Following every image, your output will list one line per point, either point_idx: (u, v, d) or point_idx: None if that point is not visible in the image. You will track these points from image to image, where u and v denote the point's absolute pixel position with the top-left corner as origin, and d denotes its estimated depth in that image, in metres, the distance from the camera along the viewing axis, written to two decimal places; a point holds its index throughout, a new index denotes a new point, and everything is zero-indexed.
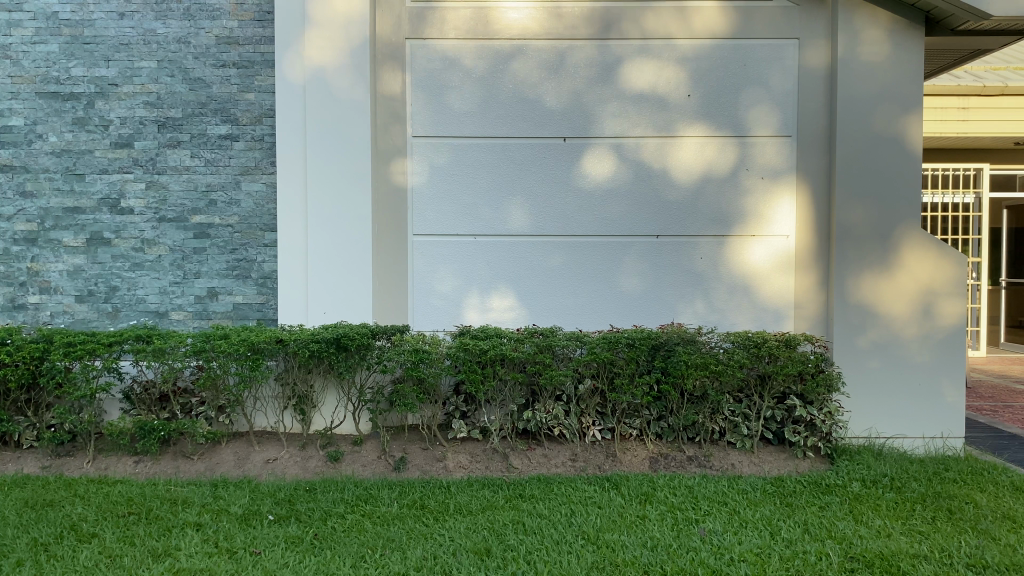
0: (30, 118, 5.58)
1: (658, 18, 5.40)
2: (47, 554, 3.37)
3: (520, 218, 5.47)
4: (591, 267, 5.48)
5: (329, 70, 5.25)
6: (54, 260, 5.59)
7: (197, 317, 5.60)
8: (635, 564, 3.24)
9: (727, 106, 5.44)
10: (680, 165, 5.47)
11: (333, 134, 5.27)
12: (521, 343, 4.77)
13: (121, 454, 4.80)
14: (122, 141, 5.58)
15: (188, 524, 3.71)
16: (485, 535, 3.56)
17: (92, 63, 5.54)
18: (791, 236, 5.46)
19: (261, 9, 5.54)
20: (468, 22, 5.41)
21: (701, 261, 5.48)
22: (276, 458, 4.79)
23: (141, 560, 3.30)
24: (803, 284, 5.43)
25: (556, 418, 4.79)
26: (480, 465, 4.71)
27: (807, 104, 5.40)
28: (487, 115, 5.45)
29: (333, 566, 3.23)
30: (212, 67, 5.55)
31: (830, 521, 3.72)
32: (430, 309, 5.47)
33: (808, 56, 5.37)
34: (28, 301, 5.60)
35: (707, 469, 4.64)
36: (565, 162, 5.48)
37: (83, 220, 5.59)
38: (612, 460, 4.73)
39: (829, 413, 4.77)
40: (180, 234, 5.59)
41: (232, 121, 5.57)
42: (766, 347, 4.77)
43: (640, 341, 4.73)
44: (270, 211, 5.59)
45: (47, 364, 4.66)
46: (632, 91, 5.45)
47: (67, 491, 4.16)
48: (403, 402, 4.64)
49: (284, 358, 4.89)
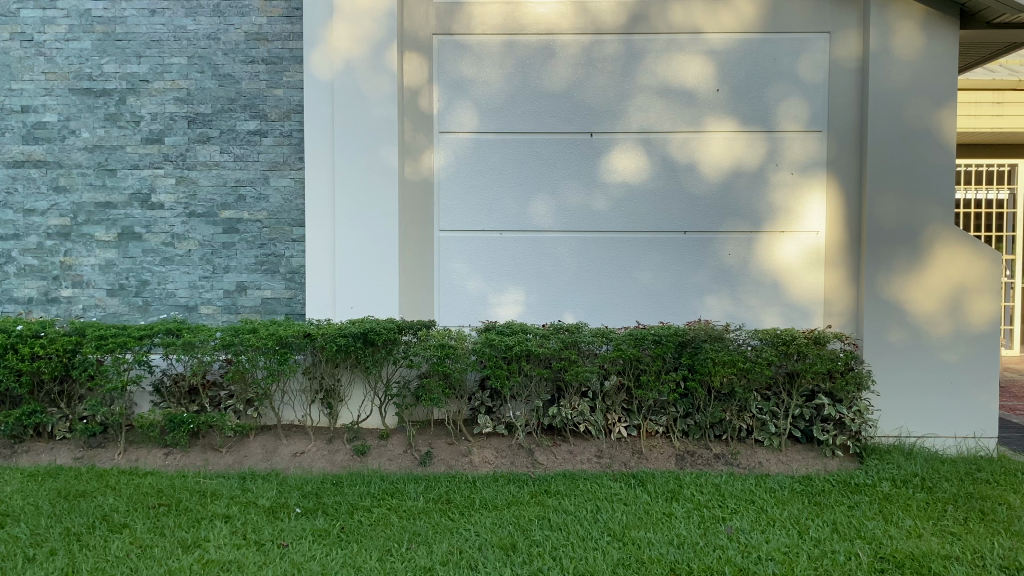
0: (64, 114, 5.66)
1: (686, 12, 5.36)
2: (80, 543, 3.42)
3: (546, 214, 5.47)
4: (617, 263, 5.46)
5: (355, 67, 5.26)
6: (87, 254, 5.68)
7: (226, 311, 5.66)
8: (661, 561, 3.22)
9: (756, 100, 5.39)
10: (709, 160, 5.43)
11: (359, 130, 5.28)
12: (547, 339, 4.77)
13: (151, 446, 4.86)
14: (152, 137, 5.64)
15: (217, 516, 3.74)
16: (511, 530, 3.56)
17: (124, 60, 5.61)
18: (821, 232, 5.39)
19: (289, 6, 5.56)
20: (497, 18, 5.41)
21: (729, 257, 5.44)
22: (303, 452, 4.82)
23: (171, 551, 3.33)
24: (832, 280, 5.38)
25: (582, 414, 4.78)
26: (505, 460, 4.72)
27: (839, 98, 5.33)
28: (515, 111, 5.45)
29: (359, 559, 3.25)
30: (242, 63, 5.59)
31: (859, 521, 3.69)
32: (456, 304, 5.50)
33: (838, 50, 5.30)
34: (62, 295, 5.69)
35: (734, 468, 4.61)
36: (591, 159, 5.46)
37: (115, 215, 5.67)
38: (638, 457, 4.71)
39: (858, 411, 4.73)
40: (209, 229, 5.64)
41: (261, 116, 5.61)
42: (794, 344, 4.69)
43: (667, 337, 4.72)
44: (298, 207, 5.62)
45: (79, 358, 4.72)
46: (661, 86, 5.42)
47: (99, 481, 4.23)
48: (428, 397, 4.73)
49: (311, 353, 4.91)
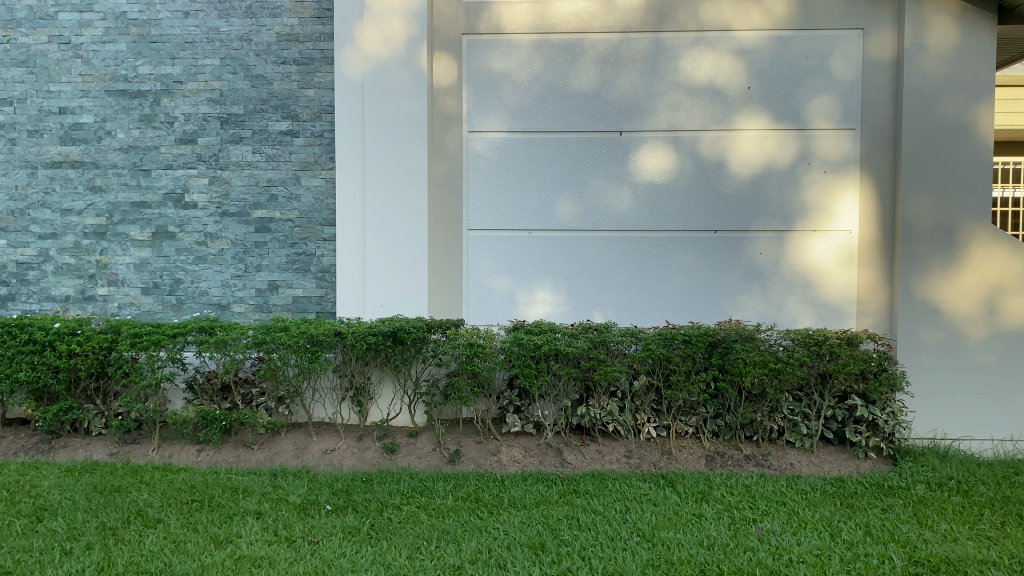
0: (100, 115, 5.75)
1: (717, 10, 5.32)
2: (115, 538, 3.48)
3: (575, 213, 5.46)
4: (646, 262, 5.44)
5: (385, 67, 5.29)
6: (122, 253, 5.77)
7: (258, 309, 5.72)
8: (690, 562, 3.20)
9: (788, 98, 5.34)
10: (740, 159, 5.39)
11: (389, 129, 5.31)
12: (576, 339, 4.76)
13: (184, 443, 4.92)
14: (186, 138, 5.71)
15: (249, 512, 3.78)
16: (539, 530, 3.56)
17: (158, 61, 5.69)
18: (854, 231, 5.33)
19: (320, 7, 5.60)
20: (527, 17, 5.41)
21: (760, 256, 5.39)
22: (334, 450, 4.86)
23: (204, 546, 3.38)
24: (865, 280, 5.31)
25: (611, 414, 4.78)
26: (534, 459, 4.72)
27: (872, 95, 5.26)
28: (544, 110, 5.45)
29: (388, 557, 3.27)
30: (274, 64, 5.64)
31: (893, 524, 3.64)
32: (485, 303, 5.51)
33: (872, 46, 5.23)
34: (98, 293, 5.79)
35: (764, 469, 4.58)
36: (620, 157, 5.44)
37: (149, 214, 5.75)
38: (667, 458, 4.69)
39: (891, 413, 4.67)
40: (241, 229, 5.70)
41: (292, 117, 5.66)
42: (827, 345, 4.64)
43: (698, 337, 4.69)
44: (329, 206, 5.66)
45: (114, 355, 4.81)
46: (691, 84, 5.38)
47: (134, 477, 4.30)
48: (458, 396, 4.72)
49: (342, 351, 4.94)
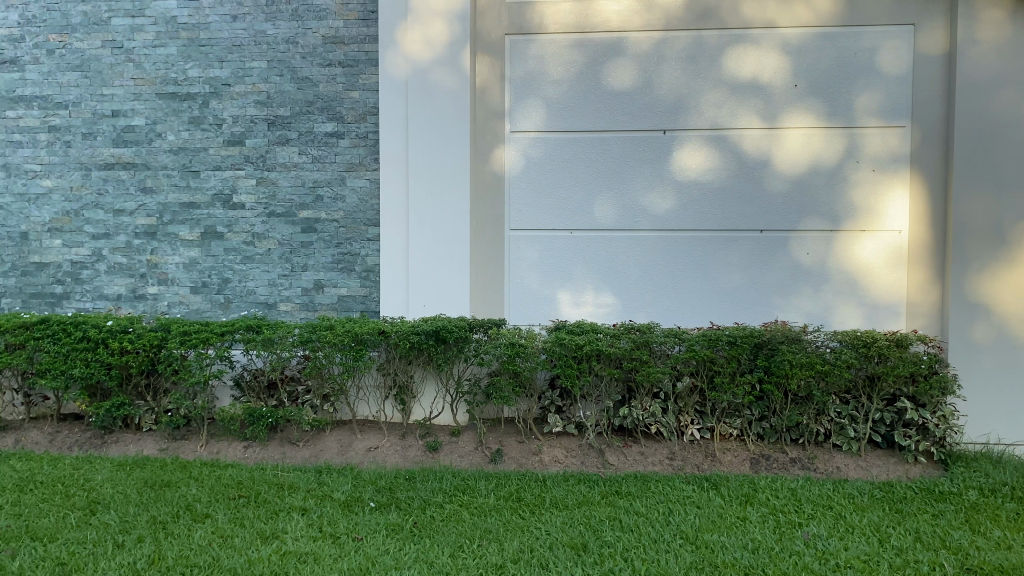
0: (151, 118, 5.88)
1: (762, 7, 5.26)
2: (164, 532, 3.55)
3: (618, 213, 5.44)
4: (690, 262, 5.39)
5: (428, 68, 5.33)
6: (172, 253, 5.89)
7: (304, 308, 5.80)
8: (734, 566, 3.17)
9: (835, 95, 5.25)
10: (786, 157, 5.32)
11: (432, 130, 5.35)
12: (618, 339, 4.74)
13: (231, 439, 5.01)
14: (234, 139, 5.81)
15: (294, 508, 3.84)
16: (581, 530, 3.56)
17: (207, 64, 5.79)
18: (903, 230, 5.22)
19: (365, 9, 5.65)
20: (569, 17, 5.40)
21: (806, 256, 5.32)
22: (377, 447, 4.91)
23: (250, 542, 3.44)
24: (915, 280, 5.20)
25: (653, 416, 4.75)
26: (576, 460, 4.71)
27: (923, 92, 5.15)
28: (586, 109, 5.43)
29: (431, 555, 3.29)
30: (320, 66, 5.71)
31: (943, 530, 3.56)
32: (527, 303, 5.52)
33: (922, 42, 5.12)
34: (148, 292, 5.92)
35: (810, 472, 4.51)
36: (663, 157, 5.40)
37: (198, 215, 5.86)
38: (711, 460, 4.65)
39: (942, 416, 4.57)
40: (288, 229, 5.79)
41: (338, 118, 5.72)
42: (876, 347, 4.55)
43: (743, 339, 4.63)
44: (373, 207, 5.71)
45: (164, 352, 4.92)
46: (736, 82, 5.32)
47: (183, 472, 4.39)
48: (499, 395, 4.75)
49: (385, 349, 4.97)
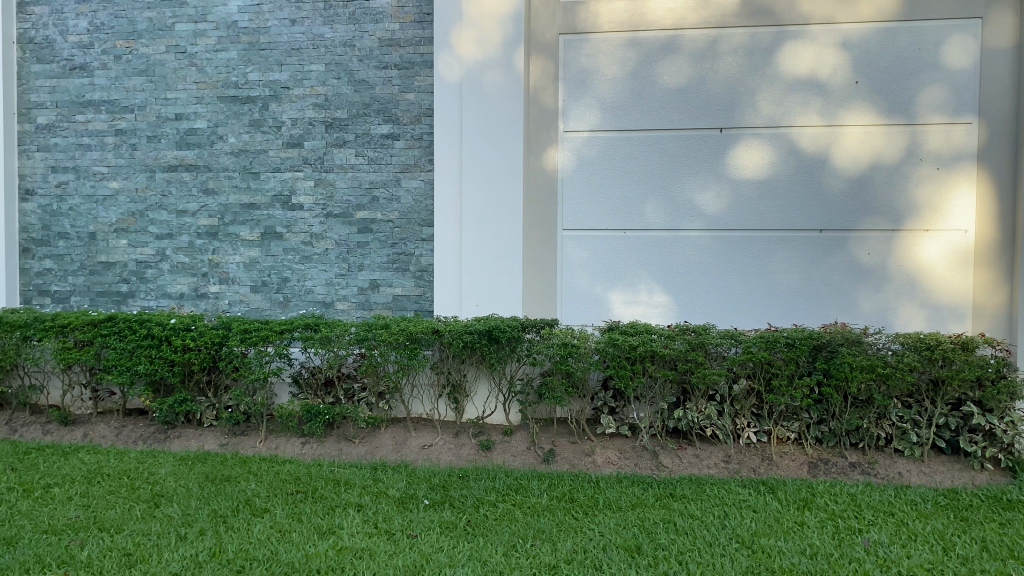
0: (213, 121, 6.02)
1: (822, 2, 5.16)
2: (225, 525, 3.64)
3: (673, 213, 5.39)
4: (747, 262, 5.32)
5: (482, 69, 5.35)
6: (232, 252, 6.02)
7: (360, 307, 5.88)
8: (791, 571, 3.12)
9: (897, 92, 5.12)
10: (846, 155, 5.20)
11: (485, 131, 5.37)
12: (673, 340, 4.69)
13: (290, 435, 5.10)
14: (292, 141, 5.91)
15: (350, 505, 3.90)
16: (635, 532, 3.54)
17: (267, 68, 5.91)
18: (969, 230, 5.07)
19: (420, 11, 5.70)
20: (623, 16, 5.37)
21: (867, 256, 5.20)
22: (431, 445, 4.95)
23: (307, 537, 3.50)
24: (982, 281, 5.05)
25: (709, 418, 4.70)
26: (629, 461, 4.68)
27: (990, 88, 4.99)
28: (641, 108, 5.40)
29: (484, 553, 3.31)
30: (376, 68, 5.78)
31: (1011, 539, 3.45)
32: (580, 303, 5.50)
33: (990, 36, 4.97)
34: (210, 290, 6.07)
35: (871, 477, 4.42)
36: (719, 155, 5.34)
37: (258, 215, 5.98)
38: (768, 463, 4.58)
39: (1011, 422, 4.39)
40: (344, 229, 5.87)
41: (393, 120, 5.78)
42: (939, 350, 4.44)
43: (801, 341, 4.55)
44: (428, 207, 5.75)
45: (225, 350, 5.03)
46: (794, 80, 5.23)
47: (242, 467, 4.49)
48: (551, 396, 4.74)
49: (439, 348, 5.02)
